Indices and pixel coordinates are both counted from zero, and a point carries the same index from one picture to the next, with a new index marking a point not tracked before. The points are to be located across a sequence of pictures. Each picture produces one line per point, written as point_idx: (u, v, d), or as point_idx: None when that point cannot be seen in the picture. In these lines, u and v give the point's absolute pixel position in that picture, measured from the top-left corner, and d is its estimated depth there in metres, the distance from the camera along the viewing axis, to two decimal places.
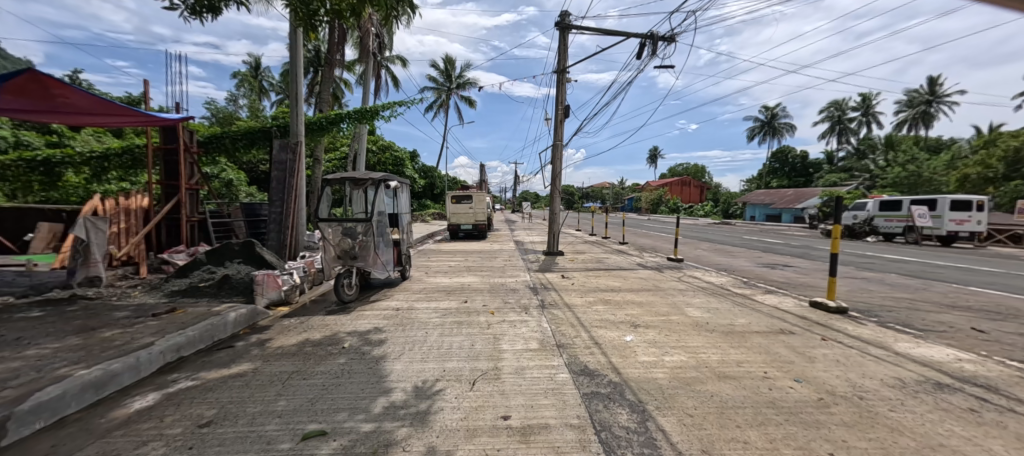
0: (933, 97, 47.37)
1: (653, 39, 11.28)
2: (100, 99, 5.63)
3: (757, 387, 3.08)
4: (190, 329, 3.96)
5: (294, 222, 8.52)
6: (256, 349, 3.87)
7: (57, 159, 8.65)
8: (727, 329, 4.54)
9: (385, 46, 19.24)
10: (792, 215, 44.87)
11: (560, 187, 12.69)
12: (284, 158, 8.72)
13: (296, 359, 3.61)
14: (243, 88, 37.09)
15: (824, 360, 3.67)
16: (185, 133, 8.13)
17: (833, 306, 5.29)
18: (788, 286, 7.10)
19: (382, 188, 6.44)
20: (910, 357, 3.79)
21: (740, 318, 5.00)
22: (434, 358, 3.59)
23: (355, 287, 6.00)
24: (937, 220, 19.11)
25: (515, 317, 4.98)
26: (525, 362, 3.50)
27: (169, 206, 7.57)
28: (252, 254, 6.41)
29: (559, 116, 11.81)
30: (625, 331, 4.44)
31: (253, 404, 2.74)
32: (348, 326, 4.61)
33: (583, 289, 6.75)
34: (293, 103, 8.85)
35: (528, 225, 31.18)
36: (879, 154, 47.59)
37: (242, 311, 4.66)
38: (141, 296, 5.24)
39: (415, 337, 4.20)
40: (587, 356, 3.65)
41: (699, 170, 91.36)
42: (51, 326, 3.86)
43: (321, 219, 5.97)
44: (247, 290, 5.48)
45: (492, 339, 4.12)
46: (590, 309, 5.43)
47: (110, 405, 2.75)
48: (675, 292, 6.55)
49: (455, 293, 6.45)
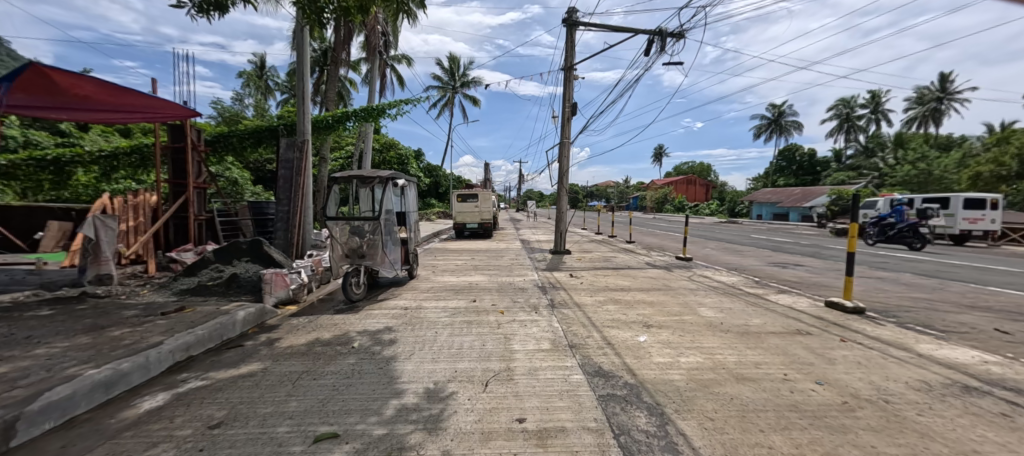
0: (943, 94, 46.65)
1: (661, 36, 11.15)
2: (109, 90, 5.56)
3: (777, 389, 2.99)
4: (200, 328, 3.93)
5: (301, 221, 8.49)
6: (265, 349, 3.84)
7: (66, 158, 8.68)
8: (742, 330, 4.43)
9: (390, 45, 19.24)
10: (799, 214, 44.37)
11: (567, 185, 12.58)
12: (290, 157, 8.67)
13: (305, 358, 3.57)
14: (249, 87, 37.48)
15: (845, 362, 3.57)
16: (192, 131, 8.13)
17: (850, 306, 5.16)
18: (801, 285, 6.97)
19: (390, 187, 6.42)
20: (934, 360, 3.68)
21: (754, 318, 4.88)
22: (445, 358, 3.53)
23: (363, 285, 5.90)
24: (949, 219, 18.84)
25: (524, 317, 4.91)
26: (537, 362, 3.43)
27: (177, 205, 7.57)
28: (260, 253, 6.39)
29: (566, 113, 11.70)
30: (637, 332, 4.34)
31: (264, 405, 2.70)
32: (357, 326, 4.55)
33: (592, 288, 6.66)
34: (300, 102, 8.79)
35: (532, 224, 31.11)
36: (888, 152, 46.96)
37: (251, 310, 4.62)
38: (150, 295, 5.23)
39: (425, 336, 4.13)
40: (600, 358, 3.56)
41: (703, 168, 90.33)
42: (61, 324, 3.85)
43: (329, 218, 5.96)
44: (255, 289, 5.46)
45: (503, 339, 4.05)
46: (600, 308, 5.35)
47: (119, 406, 2.73)
48: (686, 291, 6.44)
49: (463, 292, 6.39)
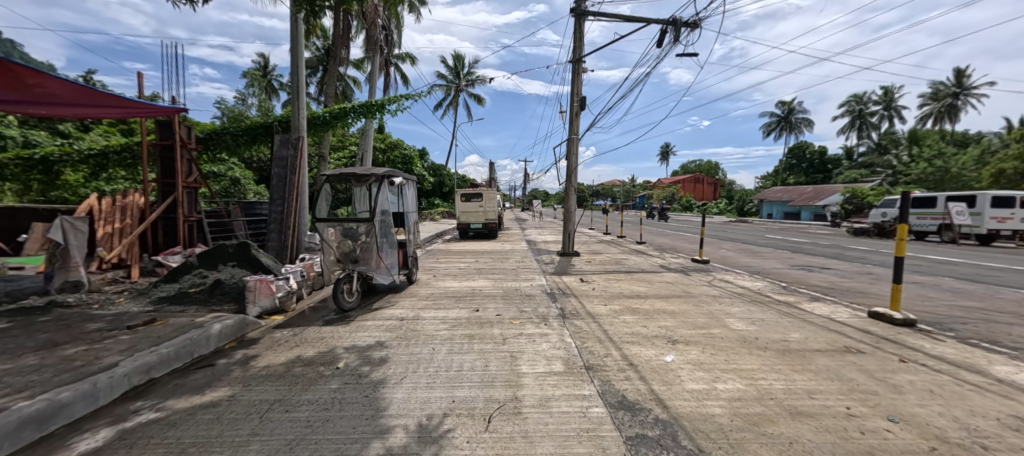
0: (960, 88, 45.13)
1: (675, 25, 10.55)
2: (79, 88, 5.17)
3: (843, 430, 2.44)
4: (165, 345, 3.46)
5: (296, 221, 8.06)
6: (237, 369, 3.36)
7: (55, 156, 8.33)
8: (782, 347, 3.86)
9: (392, 41, 18.80)
10: (811, 213, 43.23)
11: (575, 184, 12.03)
12: (284, 154, 8.19)
13: (280, 383, 3.09)
14: (252, 87, 37.13)
15: (914, 391, 3.00)
16: (181, 128, 7.69)
17: (899, 317, 4.59)
18: (835, 292, 6.34)
19: (387, 185, 5.94)
20: (1019, 387, 3.09)
21: (792, 332, 4.30)
22: (441, 384, 3.02)
23: (356, 293, 5.41)
24: (976, 218, 17.93)
25: (533, 330, 4.38)
26: (550, 391, 2.91)
27: (165, 205, 7.19)
28: (247, 256, 5.95)
29: (575, 108, 11.15)
30: (663, 349, 3.79)
31: (219, 448, 2.22)
32: (345, 340, 4.06)
33: (605, 295, 6.12)
34: (296, 96, 8.35)
35: (538, 224, 30.51)
36: (902, 149, 45.60)
37: (228, 322, 4.15)
38: (124, 304, 4.81)
39: (421, 355, 3.64)
40: (623, 384, 3.03)
41: (712, 167, 88.69)
42: (10, 341, 3.42)
43: (319, 220, 5.47)
44: (238, 298, 5.02)
45: (509, 358, 3.54)
46: (616, 319, 4.80)
47: (50, 446, 2.25)
48: (709, 299, 5.86)
49: (464, 299, 5.88)
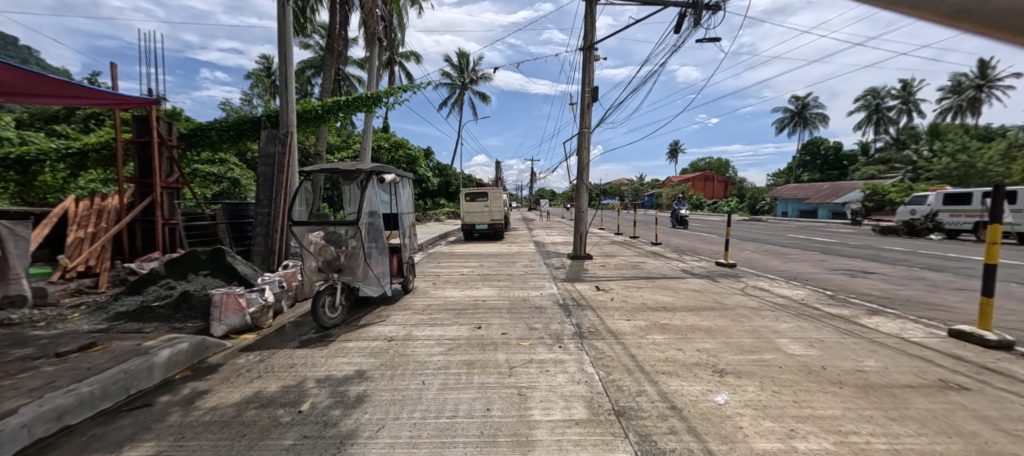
0: (985, 80, 43.04)
1: (695, 8, 9.69)
2: (35, 79, 4.61)
3: None
4: (91, 380, 2.80)
5: (283, 224, 7.39)
6: (177, 413, 2.68)
7: (31, 155, 7.87)
8: (862, 381, 3.06)
9: (395, 36, 18.22)
10: (828, 211, 41.72)
11: (587, 181, 11.23)
12: (271, 151, 7.57)
13: (223, 435, 2.39)
14: (256, 88, 36.80)
15: None
16: (159, 124, 7.07)
17: (992, 339, 3.76)
18: (895, 303, 5.47)
19: (376, 182, 5.20)
20: None
21: (867, 359, 3.49)
22: (428, 440, 2.28)
23: (339, 307, 4.72)
24: (1017, 215, 16.69)
25: (545, 355, 3.63)
26: (571, 451, 2.16)
27: (141, 206, 6.58)
28: (221, 265, 5.32)
29: (586, 99, 10.37)
30: (710, 384, 3.01)
31: None
32: (319, 369, 3.37)
33: (627, 307, 5.35)
34: (283, 88, 7.71)
35: (545, 224, 29.68)
36: (925, 143, 43.73)
37: (182, 347, 3.50)
38: (75, 322, 4.21)
39: (407, 391, 2.92)
40: (668, 442, 2.26)
41: (722, 164, 86.64)
42: None
43: (297, 223, 4.79)
44: (205, 314, 4.39)
45: (516, 398, 2.81)
46: (643, 340, 4.04)
47: None
48: (749, 313, 5.04)
49: (465, 313, 5.15)
